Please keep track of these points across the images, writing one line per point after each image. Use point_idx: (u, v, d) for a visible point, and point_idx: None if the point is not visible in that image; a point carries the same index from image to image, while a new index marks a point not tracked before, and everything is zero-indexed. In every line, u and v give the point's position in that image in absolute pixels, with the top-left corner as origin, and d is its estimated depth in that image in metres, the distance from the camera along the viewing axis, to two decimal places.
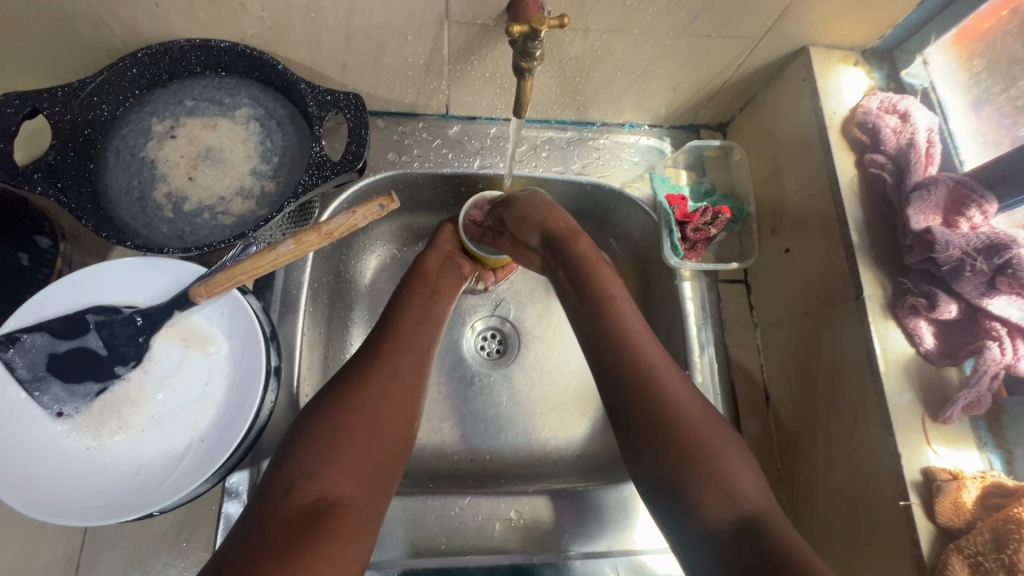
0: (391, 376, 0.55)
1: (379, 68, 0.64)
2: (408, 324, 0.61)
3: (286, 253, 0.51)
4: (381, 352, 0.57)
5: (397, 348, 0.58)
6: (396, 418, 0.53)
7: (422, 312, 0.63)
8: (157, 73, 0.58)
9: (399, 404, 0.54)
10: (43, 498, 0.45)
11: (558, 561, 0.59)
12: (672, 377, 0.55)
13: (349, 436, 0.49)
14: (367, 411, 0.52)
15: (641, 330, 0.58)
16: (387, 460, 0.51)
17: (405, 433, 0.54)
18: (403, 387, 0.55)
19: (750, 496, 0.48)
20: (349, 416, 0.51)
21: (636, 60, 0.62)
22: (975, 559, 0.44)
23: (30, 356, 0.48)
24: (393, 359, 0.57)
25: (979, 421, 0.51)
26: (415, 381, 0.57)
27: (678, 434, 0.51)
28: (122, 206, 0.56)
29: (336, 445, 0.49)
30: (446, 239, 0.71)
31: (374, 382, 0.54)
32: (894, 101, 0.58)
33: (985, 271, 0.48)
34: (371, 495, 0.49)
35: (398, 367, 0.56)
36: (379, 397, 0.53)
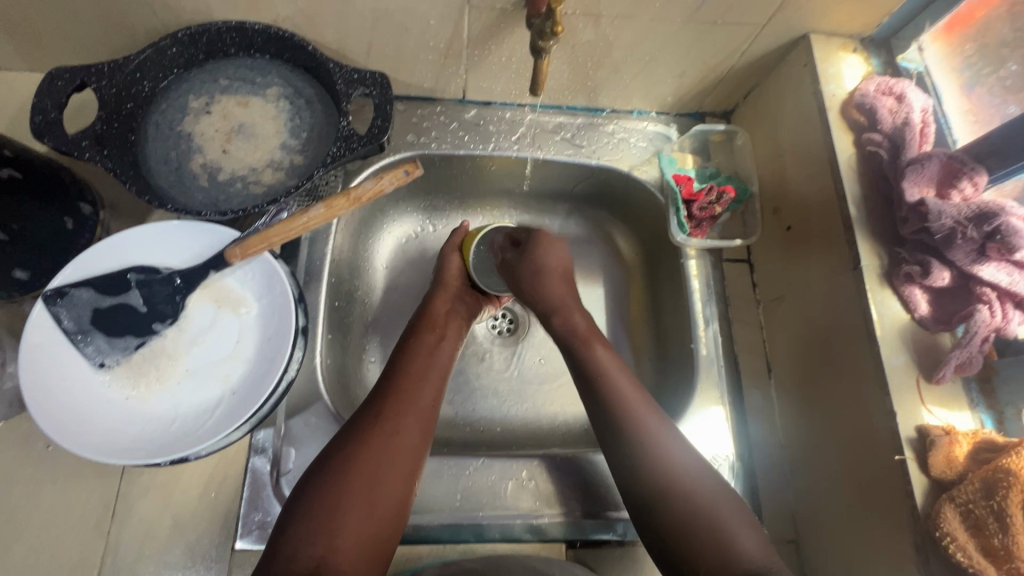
0: (393, 434, 0.53)
1: (402, 52, 0.67)
2: (410, 376, 0.58)
3: (317, 217, 0.55)
4: (382, 406, 0.54)
5: (402, 405, 0.55)
6: (396, 481, 0.50)
7: (426, 364, 0.60)
8: (194, 52, 0.61)
9: (401, 466, 0.51)
10: (88, 439, 0.48)
11: (568, 520, 0.62)
12: (668, 431, 0.57)
13: (352, 500, 0.48)
14: (368, 474, 0.49)
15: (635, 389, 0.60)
16: (387, 526, 0.49)
17: (404, 494, 0.51)
18: (407, 447, 0.53)
19: (750, 557, 0.48)
20: (350, 480, 0.48)
21: (646, 46, 0.66)
22: (966, 507, 0.47)
23: (76, 309, 0.52)
24: (397, 414, 0.54)
25: (971, 382, 0.54)
26: (419, 441, 0.54)
27: (686, 499, 0.52)
28: (160, 175, 0.59)
29: (335, 511, 0.47)
30: (453, 274, 0.72)
31: (377, 443, 0.51)
32: (891, 84, 0.62)
33: (975, 239, 0.51)
34: (371, 565, 0.47)
35: (401, 423, 0.54)
36: (380, 459, 0.51)
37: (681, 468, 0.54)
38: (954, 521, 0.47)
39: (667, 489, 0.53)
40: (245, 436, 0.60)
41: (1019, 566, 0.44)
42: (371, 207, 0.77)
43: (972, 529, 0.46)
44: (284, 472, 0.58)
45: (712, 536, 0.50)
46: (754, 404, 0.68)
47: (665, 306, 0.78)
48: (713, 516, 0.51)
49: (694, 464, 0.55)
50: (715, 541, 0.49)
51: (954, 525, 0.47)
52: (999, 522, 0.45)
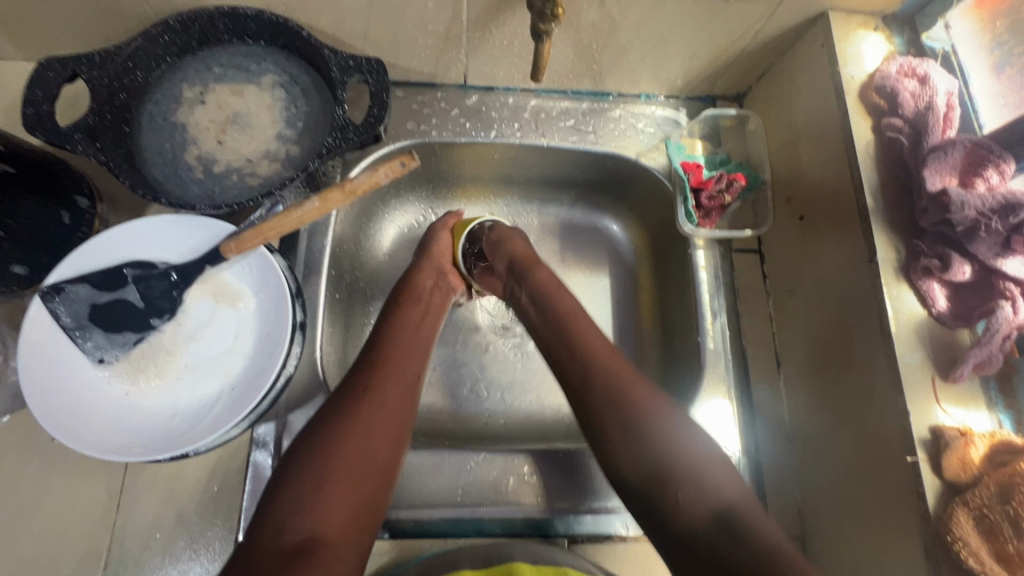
0: (378, 404, 0.51)
1: (400, 36, 0.65)
2: (396, 350, 0.57)
3: (311, 210, 0.53)
4: (368, 379, 0.53)
5: (388, 377, 0.54)
6: (384, 451, 0.49)
7: (410, 342, 0.59)
8: (187, 40, 0.60)
9: (387, 433, 0.50)
10: (87, 435, 0.48)
11: (569, 516, 0.62)
12: (632, 372, 0.57)
13: (341, 466, 0.46)
14: (357, 441, 0.48)
15: (591, 331, 0.61)
16: (377, 498, 0.47)
17: (391, 466, 0.49)
18: (393, 416, 0.51)
19: (727, 488, 0.48)
20: (339, 446, 0.47)
21: (654, 26, 0.63)
22: (980, 512, 0.45)
23: (73, 306, 0.51)
24: (383, 386, 0.53)
25: (990, 381, 0.52)
26: (405, 414, 0.52)
27: (655, 437, 0.51)
28: (155, 167, 0.58)
29: (325, 478, 0.45)
30: (438, 242, 0.71)
31: (366, 411, 0.50)
32: (914, 65, 0.58)
33: (1000, 231, 0.49)
34: (361, 536, 0.44)
35: (387, 393, 0.52)
36: (369, 426, 0.49)
37: (649, 409, 0.53)
38: (968, 526, 0.45)
39: (634, 433, 0.52)
40: (246, 431, 0.60)
41: None
42: (372, 196, 0.76)
43: (986, 534, 0.45)
44: None
45: (688, 471, 0.49)
46: (762, 398, 0.67)
47: (672, 296, 0.76)
48: (687, 457, 0.50)
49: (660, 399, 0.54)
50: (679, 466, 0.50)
51: (966, 530, 0.45)
52: (1014, 527, 0.44)
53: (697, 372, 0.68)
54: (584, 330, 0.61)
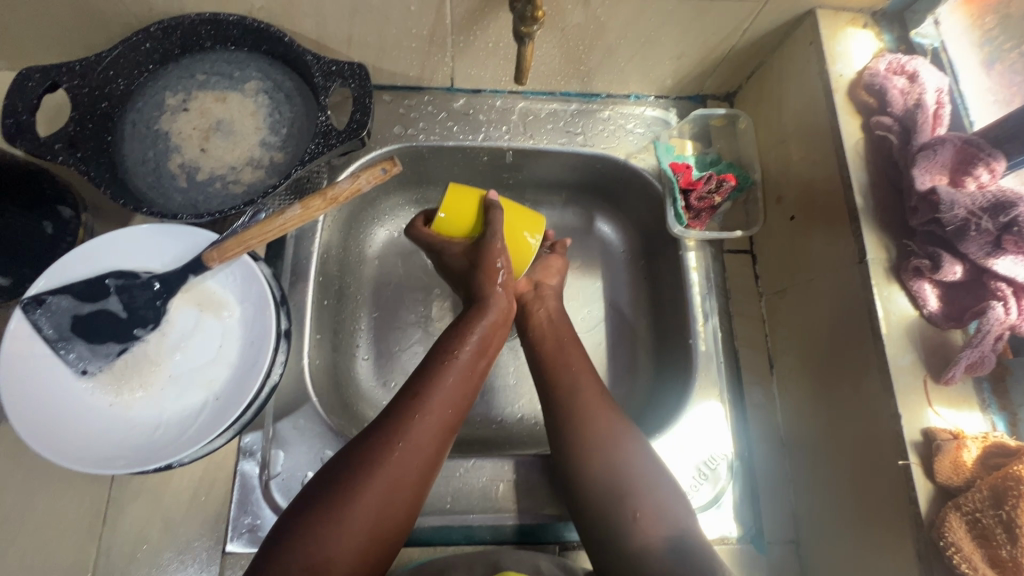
0: (402, 463, 0.50)
1: (384, 40, 0.65)
2: (435, 397, 0.54)
3: (294, 218, 0.53)
4: (402, 434, 0.51)
5: (424, 430, 0.53)
6: (402, 508, 0.50)
7: (455, 386, 0.56)
8: (169, 47, 0.60)
9: (409, 490, 0.50)
10: (69, 447, 0.48)
11: (559, 522, 0.61)
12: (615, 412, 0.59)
13: (355, 527, 0.47)
14: (372, 502, 0.48)
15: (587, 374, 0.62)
16: (384, 549, 0.49)
17: (406, 517, 0.51)
18: (421, 472, 0.51)
19: (683, 521, 0.53)
20: (359, 504, 0.48)
21: (640, 27, 0.63)
22: (973, 516, 0.44)
23: (55, 317, 0.51)
24: (418, 443, 0.52)
25: (983, 383, 0.51)
26: (430, 467, 0.52)
27: (620, 471, 0.55)
28: (138, 176, 0.58)
29: (341, 535, 0.46)
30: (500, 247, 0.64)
31: (388, 471, 0.49)
32: (903, 62, 0.57)
33: (990, 230, 0.48)
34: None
35: (416, 449, 0.51)
36: (391, 485, 0.49)
37: (629, 453, 0.56)
38: (960, 530, 0.44)
39: (594, 469, 0.56)
40: (233, 440, 0.59)
41: None
42: (360, 201, 0.76)
43: (979, 539, 0.44)
44: (273, 475, 0.58)
45: (652, 503, 0.53)
46: (754, 401, 0.67)
47: (664, 299, 0.75)
48: (646, 488, 0.54)
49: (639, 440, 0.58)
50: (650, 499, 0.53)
51: (959, 535, 0.44)
52: (1007, 532, 0.43)
53: (688, 375, 0.67)
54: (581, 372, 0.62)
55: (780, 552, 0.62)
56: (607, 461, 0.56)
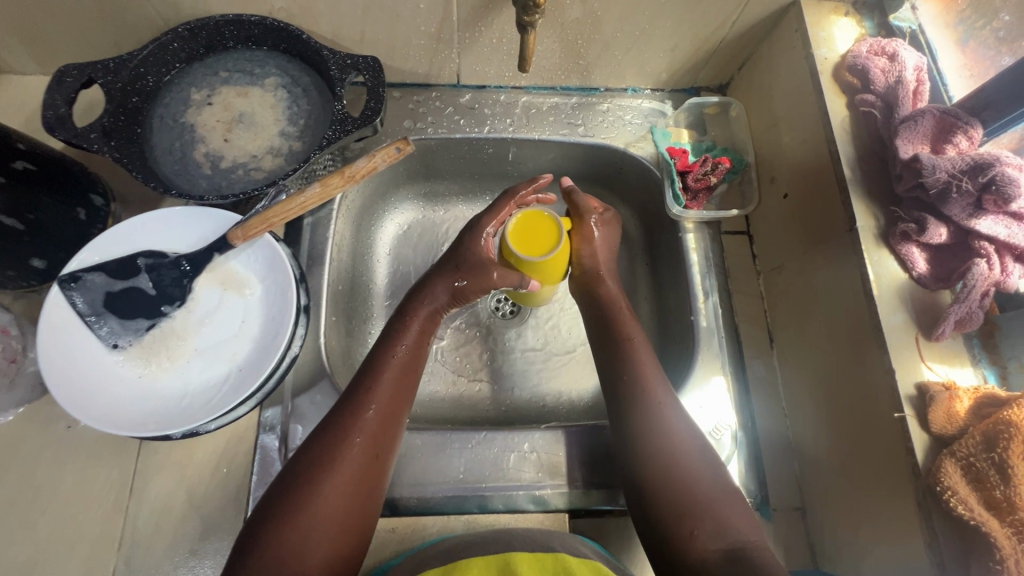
0: (355, 460, 0.52)
1: (395, 39, 0.69)
2: (381, 391, 0.57)
3: (313, 196, 0.56)
4: (351, 425, 0.54)
5: (375, 420, 0.55)
6: (364, 495, 0.52)
7: (398, 382, 0.58)
8: (195, 47, 0.64)
9: (365, 482, 0.52)
10: (103, 415, 0.51)
11: (571, 492, 0.63)
12: (677, 413, 0.59)
13: (319, 527, 0.49)
14: (331, 501, 0.50)
15: (657, 377, 0.62)
16: (355, 547, 0.51)
17: (372, 508, 0.53)
18: (375, 462, 0.54)
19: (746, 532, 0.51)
20: (317, 498, 0.50)
21: (634, 21, 0.67)
22: (967, 461, 0.46)
23: (89, 293, 0.54)
24: (365, 432, 0.54)
25: (973, 339, 0.53)
26: (384, 456, 0.55)
27: (678, 472, 0.55)
28: (166, 164, 0.61)
29: (303, 531, 0.48)
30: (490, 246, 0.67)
31: (344, 468, 0.52)
32: (883, 44, 0.61)
33: (971, 191, 0.51)
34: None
35: (366, 445, 0.53)
36: (347, 477, 0.52)
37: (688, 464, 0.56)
38: (955, 475, 0.46)
39: (668, 481, 0.55)
40: (254, 414, 0.62)
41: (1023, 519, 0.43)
42: (371, 192, 0.79)
43: (974, 483, 0.46)
44: (292, 448, 0.60)
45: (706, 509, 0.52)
46: (756, 374, 0.69)
47: (665, 281, 0.78)
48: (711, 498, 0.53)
49: (700, 444, 0.58)
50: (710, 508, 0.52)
51: (955, 479, 0.46)
52: (1000, 474, 0.45)
53: (691, 350, 0.70)
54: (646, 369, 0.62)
55: (786, 518, 0.63)
56: (680, 471, 0.55)
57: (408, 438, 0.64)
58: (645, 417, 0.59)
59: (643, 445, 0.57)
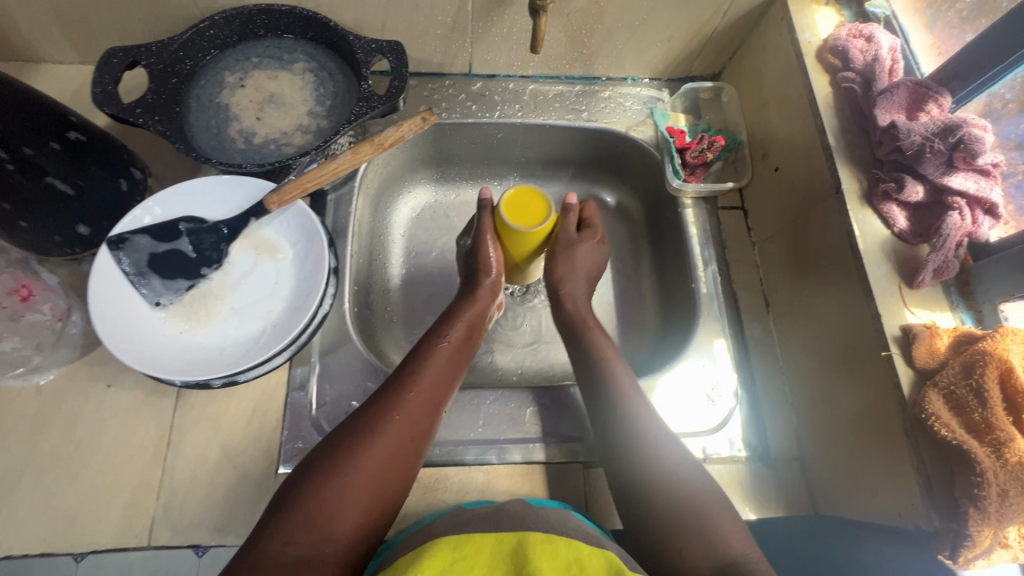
0: (398, 435, 0.55)
1: (413, 28, 0.74)
2: (428, 377, 0.60)
3: (345, 162, 0.60)
4: (395, 407, 0.56)
5: (417, 406, 0.57)
6: (398, 476, 0.54)
7: (445, 370, 0.62)
8: (229, 34, 0.69)
9: (401, 463, 0.54)
10: (150, 363, 0.54)
11: (583, 449, 0.67)
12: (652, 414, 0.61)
13: (356, 493, 0.50)
14: (369, 475, 0.51)
15: (631, 381, 0.64)
16: (380, 520, 0.52)
17: (401, 491, 0.54)
18: (413, 446, 0.56)
19: (733, 528, 0.53)
20: (355, 470, 0.51)
21: (634, 11, 0.73)
22: (948, 389, 0.51)
23: (135, 254, 0.58)
24: (408, 415, 0.56)
25: (951, 287, 0.58)
26: (422, 441, 0.57)
27: (663, 472, 0.56)
28: (203, 140, 0.66)
29: (340, 499, 0.49)
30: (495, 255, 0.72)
31: (386, 445, 0.53)
32: (860, 27, 0.67)
33: (943, 151, 0.56)
34: (356, 555, 0.49)
35: (411, 423, 0.56)
36: (386, 456, 0.53)
37: (673, 461, 0.57)
38: (938, 402, 0.51)
39: (655, 482, 0.56)
40: (284, 372, 0.65)
41: (1001, 436, 0.47)
42: (388, 175, 0.84)
43: (955, 408, 0.50)
44: (321, 404, 0.64)
45: (691, 512, 0.53)
46: (754, 336, 0.73)
47: (665, 255, 0.83)
48: (702, 503, 0.54)
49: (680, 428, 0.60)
50: (694, 511, 0.53)
51: (937, 406, 0.50)
52: (977, 397, 0.49)
53: (693, 315, 0.74)
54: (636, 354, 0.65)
55: (787, 470, 0.67)
56: (664, 471, 0.56)
57: None
58: (626, 419, 0.60)
59: (640, 422, 0.60)
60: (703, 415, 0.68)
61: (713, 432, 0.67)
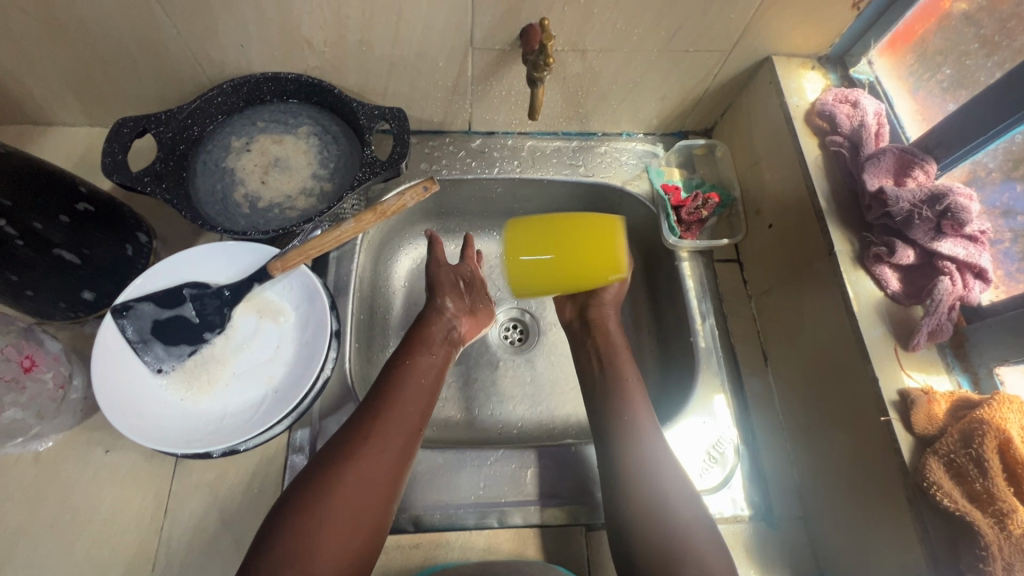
0: (372, 462, 0.54)
1: (414, 91, 0.77)
2: (399, 396, 0.60)
3: (348, 230, 0.62)
4: (368, 429, 0.56)
5: (390, 425, 0.57)
6: (379, 499, 0.53)
7: (418, 387, 0.62)
8: (236, 101, 0.71)
9: (381, 485, 0.54)
10: (149, 434, 0.54)
11: (587, 505, 0.66)
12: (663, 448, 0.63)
13: (335, 521, 0.50)
14: (347, 501, 0.52)
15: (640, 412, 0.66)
16: (366, 553, 0.52)
17: (385, 515, 0.54)
18: (391, 467, 0.55)
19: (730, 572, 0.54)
20: (329, 496, 0.51)
21: (628, 75, 0.75)
22: (948, 457, 0.51)
23: (139, 321, 0.59)
24: (383, 435, 0.56)
25: (946, 349, 0.59)
26: (401, 462, 0.56)
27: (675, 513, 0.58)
28: (208, 204, 0.67)
29: (316, 527, 0.50)
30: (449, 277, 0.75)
31: (360, 466, 0.54)
32: (846, 92, 0.70)
33: (931, 218, 0.57)
34: None
35: (384, 448, 0.56)
36: (362, 479, 0.53)
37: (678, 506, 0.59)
38: (939, 470, 0.51)
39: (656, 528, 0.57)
40: (284, 435, 0.65)
41: (1002, 507, 0.47)
42: (389, 229, 0.85)
43: (956, 477, 0.50)
44: None
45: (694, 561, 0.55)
46: (753, 390, 0.74)
47: (663, 307, 0.84)
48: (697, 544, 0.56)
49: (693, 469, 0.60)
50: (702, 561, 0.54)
51: (938, 474, 0.51)
52: (978, 467, 0.49)
53: (692, 369, 0.75)
54: (639, 413, 0.66)
55: (790, 528, 0.66)
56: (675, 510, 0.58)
57: (430, 456, 0.68)
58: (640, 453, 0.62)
59: (642, 481, 0.60)
60: (705, 474, 0.67)
61: (716, 491, 0.67)
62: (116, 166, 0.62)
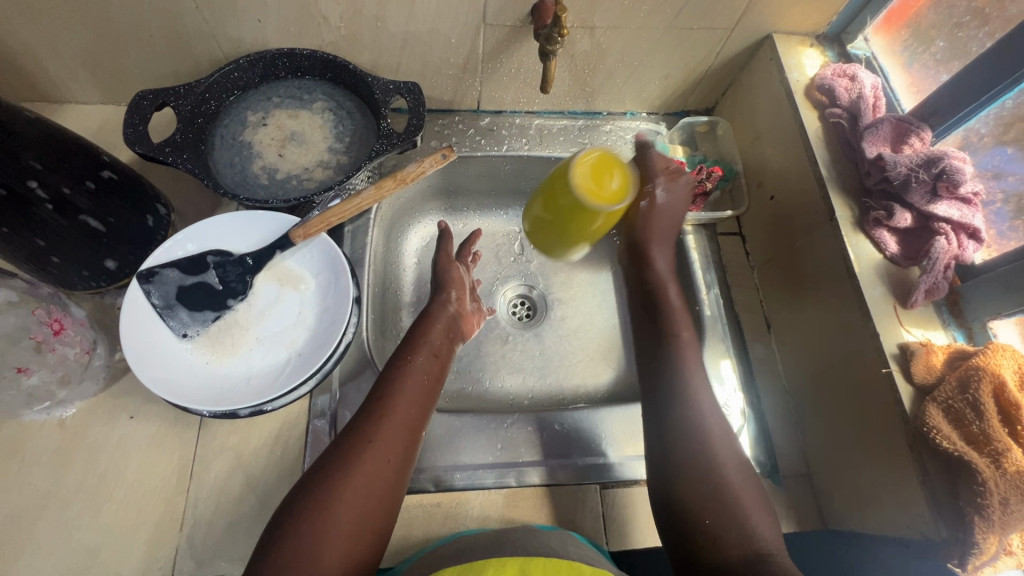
0: (375, 467, 0.55)
1: (426, 69, 0.79)
2: (399, 399, 0.60)
3: (369, 197, 0.64)
4: (369, 433, 0.56)
5: (390, 428, 0.57)
6: (381, 501, 0.54)
7: (417, 389, 0.62)
8: (252, 76, 0.72)
9: (383, 488, 0.55)
10: (178, 394, 0.55)
11: (600, 464, 0.68)
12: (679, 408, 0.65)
13: (339, 526, 0.51)
14: (351, 504, 0.52)
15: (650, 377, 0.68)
16: (368, 554, 0.52)
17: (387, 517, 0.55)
18: (393, 471, 0.56)
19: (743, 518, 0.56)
20: (333, 502, 0.52)
21: (634, 53, 0.78)
22: (946, 403, 0.54)
23: (164, 287, 0.59)
24: (384, 439, 0.56)
25: (941, 306, 0.62)
26: (402, 464, 0.57)
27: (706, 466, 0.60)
28: (228, 176, 0.69)
29: (321, 533, 0.50)
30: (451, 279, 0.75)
31: (362, 472, 0.54)
32: (844, 67, 0.73)
33: (927, 181, 0.61)
34: None
35: (386, 450, 0.56)
36: (364, 484, 0.53)
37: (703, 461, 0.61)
38: (937, 416, 0.54)
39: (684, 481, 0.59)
40: (305, 401, 0.66)
41: (998, 447, 0.50)
42: (400, 206, 0.87)
43: (954, 421, 0.53)
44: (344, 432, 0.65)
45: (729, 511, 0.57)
46: (757, 356, 0.76)
47: None
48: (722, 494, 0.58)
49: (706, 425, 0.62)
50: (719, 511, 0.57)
51: (937, 419, 0.54)
52: (975, 411, 0.52)
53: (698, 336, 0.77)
54: (650, 377, 0.68)
55: (795, 484, 0.69)
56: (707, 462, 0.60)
57: (447, 421, 0.69)
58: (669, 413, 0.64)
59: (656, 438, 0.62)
60: None
61: None
62: (137, 137, 0.63)
